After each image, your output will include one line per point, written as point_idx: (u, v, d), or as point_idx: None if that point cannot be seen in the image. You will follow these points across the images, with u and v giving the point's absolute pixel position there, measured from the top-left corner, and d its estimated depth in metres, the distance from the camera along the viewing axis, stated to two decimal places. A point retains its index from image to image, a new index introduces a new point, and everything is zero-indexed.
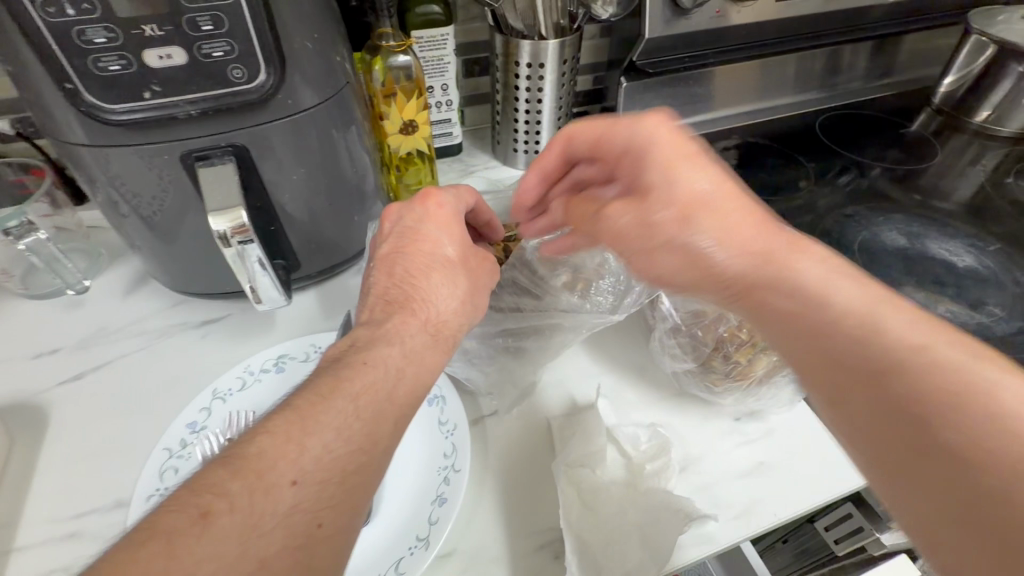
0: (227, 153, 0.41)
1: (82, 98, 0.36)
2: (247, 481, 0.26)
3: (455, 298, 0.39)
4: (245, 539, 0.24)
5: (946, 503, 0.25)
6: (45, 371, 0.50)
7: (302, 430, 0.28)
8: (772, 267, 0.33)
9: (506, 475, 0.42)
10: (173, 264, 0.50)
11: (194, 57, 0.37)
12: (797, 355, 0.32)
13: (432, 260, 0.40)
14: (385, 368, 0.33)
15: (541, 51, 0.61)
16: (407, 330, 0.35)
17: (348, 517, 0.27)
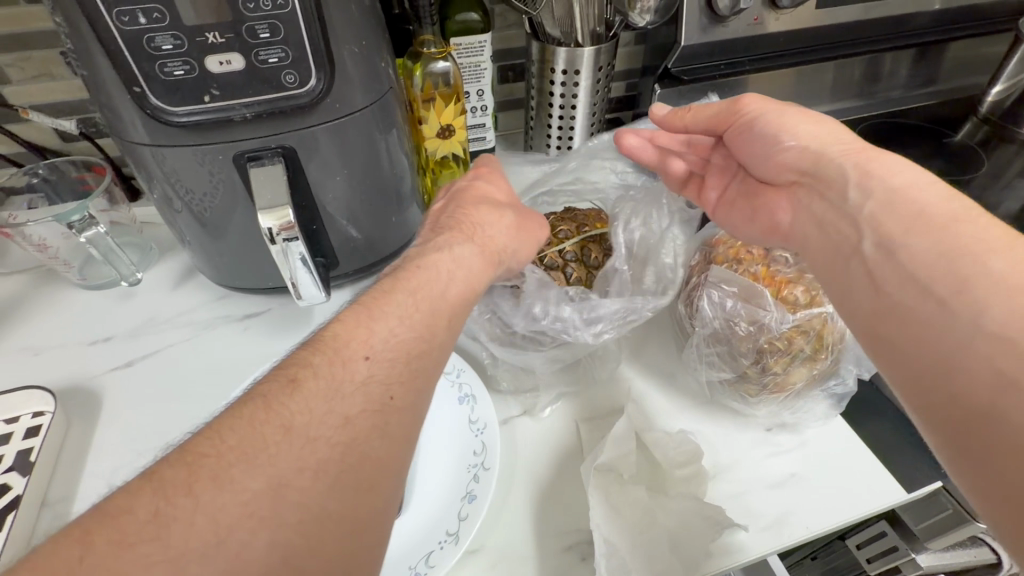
0: (277, 154, 0.43)
1: (148, 101, 0.39)
2: (325, 356, 0.28)
3: (502, 223, 0.42)
4: (330, 399, 0.26)
5: (938, 391, 0.28)
6: (100, 356, 0.53)
7: (368, 317, 0.30)
8: (878, 181, 0.35)
9: (534, 474, 0.42)
10: (220, 258, 0.52)
11: (252, 63, 0.39)
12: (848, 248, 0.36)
13: (477, 200, 0.43)
14: (439, 276, 0.35)
15: (576, 58, 0.62)
16: (461, 242, 0.38)
17: (410, 401, 0.29)
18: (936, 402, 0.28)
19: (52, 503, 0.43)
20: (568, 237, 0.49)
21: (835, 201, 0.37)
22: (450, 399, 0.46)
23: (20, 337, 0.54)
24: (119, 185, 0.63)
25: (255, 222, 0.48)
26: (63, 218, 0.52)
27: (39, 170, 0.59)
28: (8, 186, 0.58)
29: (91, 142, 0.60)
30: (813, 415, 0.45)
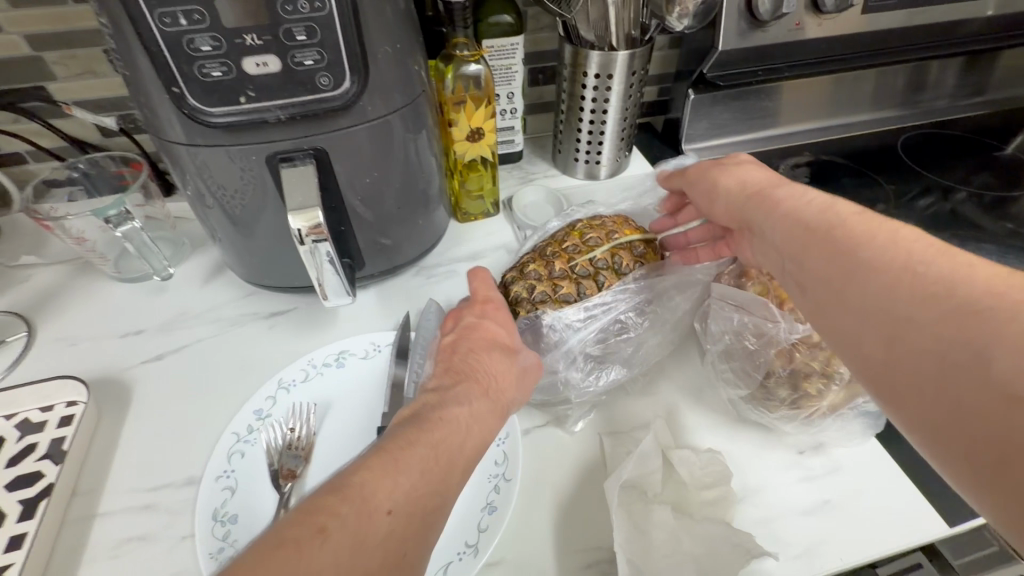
0: (308, 156, 0.44)
1: (185, 101, 0.39)
2: (353, 504, 0.26)
3: (513, 374, 0.40)
4: (353, 555, 0.24)
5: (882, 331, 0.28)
6: (131, 349, 0.54)
7: (393, 469, 0.29)
8: (772, 198, 0.39)
9: (556, 487, 0.41)
10: (249, 256, 0.53)
11: (288, 65, 0.39)
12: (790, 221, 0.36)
13: (494, 341, 0.42)
14: (461, 427, 0.33)
15: (610, 62, 0.61)
16: (478, 395, 0.37)
17: (420, 552, 0.27)
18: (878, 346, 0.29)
19: (80, 493, 0.44)
20: (598, 245, 0.48)
21: (765, 209, 0.39)
22: None
23: (57, 328, 0.56)
24: (155, 181, 0.64)
25: (285, 221, 0.48)
26: (100, 213, 0.54)
27: (79, 164, 0.60)
28: (50, 179, 0.59)
29: (130, 138, 0.61)
30: (851, 440, 0.43)
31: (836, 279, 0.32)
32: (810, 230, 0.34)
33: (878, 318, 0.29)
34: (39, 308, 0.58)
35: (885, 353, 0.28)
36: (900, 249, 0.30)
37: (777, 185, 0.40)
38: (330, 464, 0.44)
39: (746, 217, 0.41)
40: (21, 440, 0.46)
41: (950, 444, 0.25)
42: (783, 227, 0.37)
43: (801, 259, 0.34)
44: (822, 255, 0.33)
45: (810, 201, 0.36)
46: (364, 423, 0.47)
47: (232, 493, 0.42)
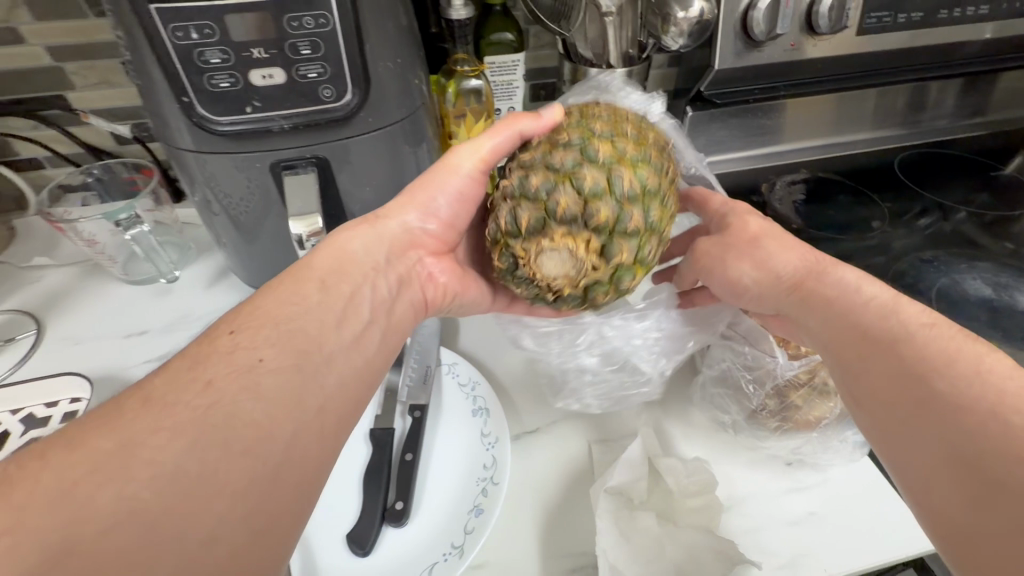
0: (311, 164, 0.45)
1: (195, 110, 0.41)
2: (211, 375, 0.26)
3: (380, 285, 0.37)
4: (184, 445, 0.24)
5: (954, 481, 0.27)
6: (133, 349, 0.55)
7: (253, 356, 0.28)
8: (824, 287, 0.36)
9: (542, 494, 0.42)
10: (252, 260, 0.54)
11: (293, 77, 0.41)
12: (844, 320, 0.35)
13: (403, 234, 0.40)
14: (253, 395, 0.26)
15: None
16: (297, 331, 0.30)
17: (287, 480, 0.26)
18: (954, 495, 0.27)
19: None
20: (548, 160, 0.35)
21: (818, 298, 0.36)
22: (464, 410, 0.46)
23: (65, 327, 0.57)
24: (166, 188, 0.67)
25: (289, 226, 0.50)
26: (111, 216, 0.56)
27: (94, 170, 0.63)
28: (65, 184, 0.62)
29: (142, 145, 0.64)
30: (839, 455, 0.43)
31: (904, 412, 0.30)
32: (873, 340, 0.33)
33: (952, 457, 0.28)
34: (49, 308, 0.59)
35: (962, 510, 0.27)
36: (992, 391, 0.28)
37: (827, 269, 0.37)
38: None
39: (788, 310, 0.39)
40: (25, 433, 0.48)
41: None
42: (834, 325, 0.35)
43: (851, 374, 0.33)
44: (897, 380, 0.31)
45: (874, 298, 0.34)
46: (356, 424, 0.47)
47: None
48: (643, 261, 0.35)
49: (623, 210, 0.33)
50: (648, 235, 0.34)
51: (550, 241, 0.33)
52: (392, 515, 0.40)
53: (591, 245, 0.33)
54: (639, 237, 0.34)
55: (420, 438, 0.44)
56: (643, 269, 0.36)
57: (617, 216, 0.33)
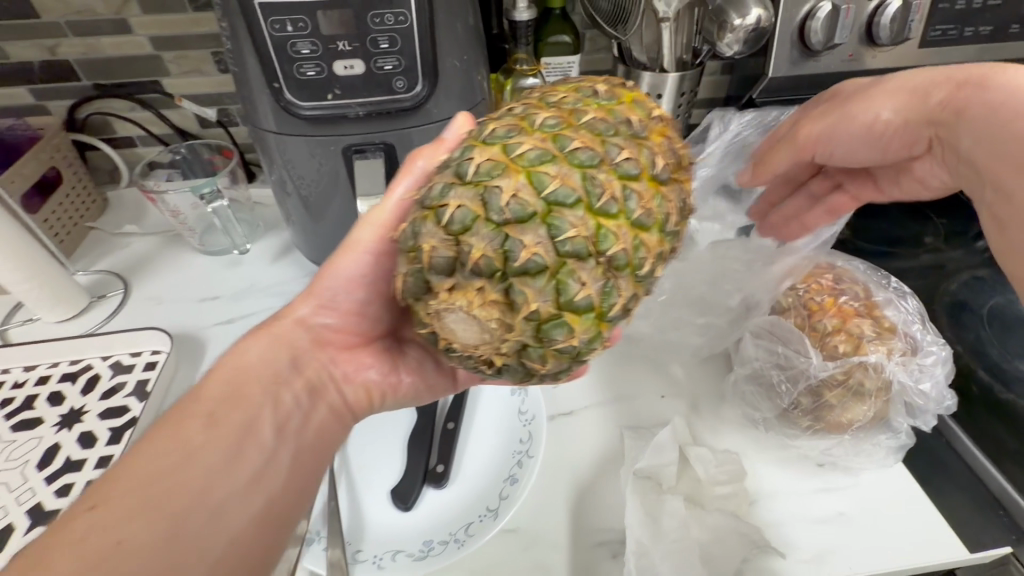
0: (379, 150, 0.49)
1: (283, 95, 0.45)
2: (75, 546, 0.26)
3: (293, 398, 0.36)
4: None
5: None
6: (206, 312, 0.61)
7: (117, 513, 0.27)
8: (971, 104, 0.34)
9: (574, 469, 0.44)
10: (316, 239, 0.59)
11: (371, 69, 0.44)
12: (983, 139, 0.34)
13: (303, 334, 0.38)
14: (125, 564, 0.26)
15: (661, 83, 0.64)
16: (177, 470, 0.30)
17: None
18: None
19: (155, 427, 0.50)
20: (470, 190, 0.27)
21: (962, 118, 0.35)
22: (503, 389, 0.49)
23: (147, 289, 0.64)
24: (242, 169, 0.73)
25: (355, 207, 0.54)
26: (196, 190, 0.62)
27: (181, 149, 0.69)
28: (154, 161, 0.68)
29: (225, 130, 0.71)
30: (872, 459, 0.43)
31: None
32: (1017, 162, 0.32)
33: None
34: (135, 270, 0.66)
35: None
36: None
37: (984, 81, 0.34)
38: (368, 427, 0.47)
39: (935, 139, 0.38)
40: (112, 378, 0.54)
41: None
42: (979, 145, 0.34)
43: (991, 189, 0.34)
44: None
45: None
46: None
47: None
48: (577, 305, 0.25)
49: (508, 237, 0.25)
50: (574, 265, 0.25)
51: (458, 305, 0.26)
52: (434, 476, 0.43)
53: (487, 295, 0.25)
54: (548, 275, 0.25)
55: (461, 409, 0.48)
56: (588, 318, 0.26)
57: (501, 251, 0.25)
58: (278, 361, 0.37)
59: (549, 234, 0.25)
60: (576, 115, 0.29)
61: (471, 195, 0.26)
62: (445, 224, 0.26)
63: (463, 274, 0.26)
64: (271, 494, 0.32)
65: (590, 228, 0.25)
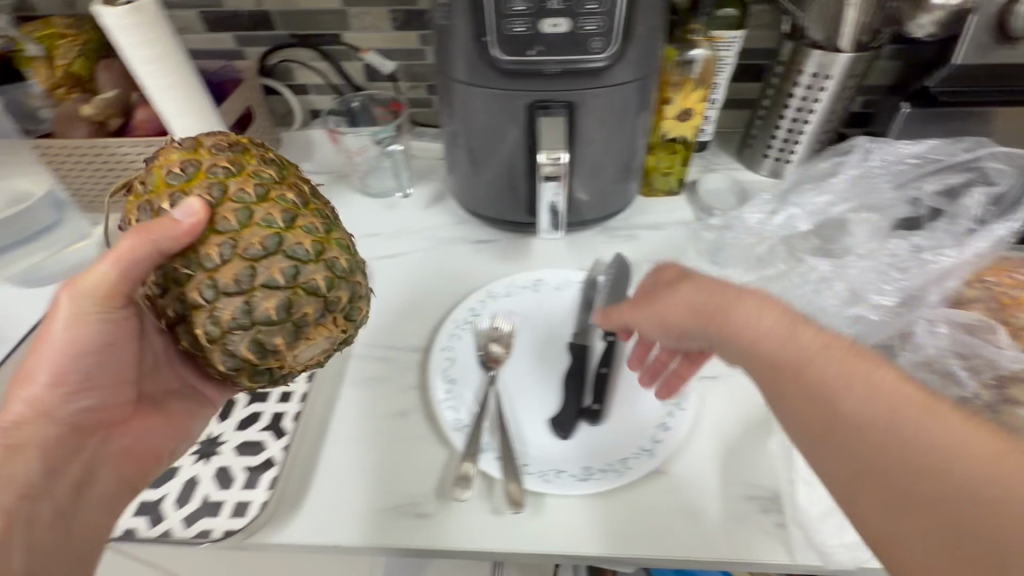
0: (563, 107, 0.52)
1: (488, 48, 0.49)
2: None
3: (39, 462, 0.38)
4: None
5: None
6: (372, 245, 0.67)
7: None
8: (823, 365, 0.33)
9: (718, 430, 0.46)
10: (477, 191, 0.64)
11: (574, 28, 0.47)
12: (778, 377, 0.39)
13: (56, 420, 0.39)
14: None
15: (831, 63, 0.62)
16: None
17: None
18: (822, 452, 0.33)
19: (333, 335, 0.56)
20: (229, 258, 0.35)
21: None
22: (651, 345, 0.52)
23: None
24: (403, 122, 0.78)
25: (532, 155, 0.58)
26: (376, 134, 0.69)
27: (356, 98, 0.76)
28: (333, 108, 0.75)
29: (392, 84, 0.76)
30: None
31: None
32: None
33: (874, 475, 0.30)
34: None
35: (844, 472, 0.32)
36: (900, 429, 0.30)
37: None
38: (524, 363, 0.53)
39: None
40: None
41: (869, 528, 0.30)
42: None
43: None
44: None
45: None
46: (552, 337, 0.55)
47: (451, 363, 0.51)
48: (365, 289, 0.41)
49: (332, 279, 0.36)
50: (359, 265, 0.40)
51: (305, 342, 0.37)
52: (589, 413, 0.47)
53: (327, 322, 0.38)
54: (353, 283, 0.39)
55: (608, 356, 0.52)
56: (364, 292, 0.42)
57: (332, 290, 0.37)
58: (24, 430, 0.38)
59: (331, 267, 0.37)
60: (160, 173, 0.36)
61: (240, 268, 0.35)
62: (233, 290, 0.35)
63: (263, 322, 0.35)
64: (76, 538, 0.38)
65: (316, 245, 0.36)
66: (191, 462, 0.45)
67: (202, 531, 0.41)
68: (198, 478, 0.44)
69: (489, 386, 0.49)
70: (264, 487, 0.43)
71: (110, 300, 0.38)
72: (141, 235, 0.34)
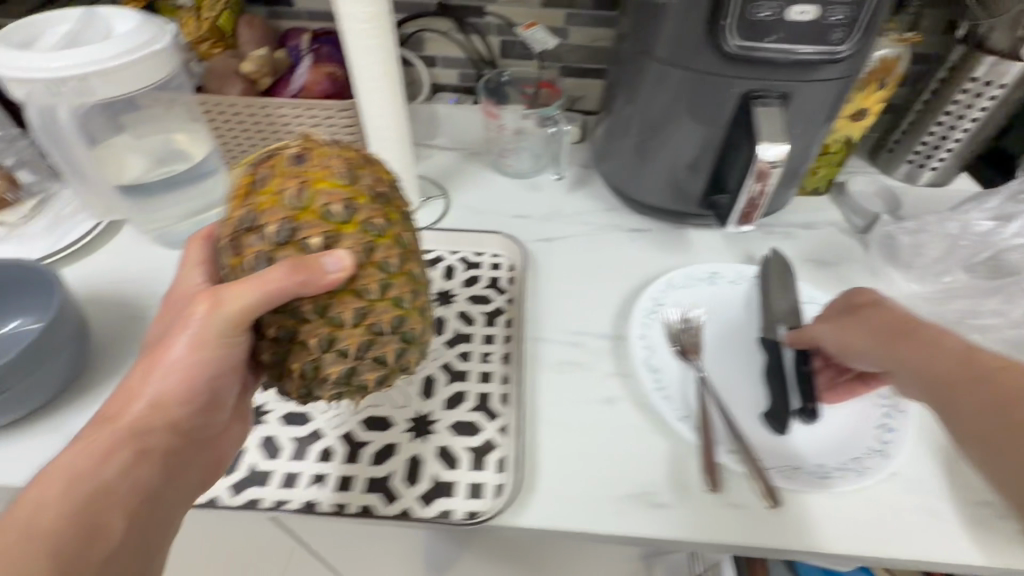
0: (778, 98, 0.51)
1: (724, 32, 0.46)
2: None
3: (152, 465, 0.36)
4: None
5: None
6: (524, 227, 0.65)
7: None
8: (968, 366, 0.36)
9: (934, 434, 0.46)
10: (645, 177, 0.63)
11: (822, 17, 0.45)
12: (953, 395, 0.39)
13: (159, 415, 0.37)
14: None
15: (1001, 71, 0.62)
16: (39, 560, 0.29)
17: None
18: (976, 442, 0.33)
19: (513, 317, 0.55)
20: (345, 317, 0.35)
21: None
22: None
23: (463, 200, 0.69)
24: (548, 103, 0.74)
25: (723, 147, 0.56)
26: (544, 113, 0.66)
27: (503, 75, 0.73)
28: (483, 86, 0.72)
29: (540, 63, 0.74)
30: None
31: None
32: None
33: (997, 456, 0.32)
34: (448, 180, 0.71)
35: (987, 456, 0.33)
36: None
37: None
38: (717, 356, 0.52)
39: None
40: (466, 270, 0.59)
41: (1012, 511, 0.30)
42: None
43: None
44: None
45: None
46: (739, 331, 0.54)
47: (651, 352, 0.51)
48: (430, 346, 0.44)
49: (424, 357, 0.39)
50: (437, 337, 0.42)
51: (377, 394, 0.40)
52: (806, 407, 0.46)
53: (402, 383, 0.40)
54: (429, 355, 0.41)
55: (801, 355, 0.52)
56: None
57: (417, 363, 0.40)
58: (154, 433, 0.36)
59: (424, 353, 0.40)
60: (318, 199, 0.35)
61: (363, 337, 0.36)
62: (347, 354, 0.36)
63: (355, 386, 0.38)
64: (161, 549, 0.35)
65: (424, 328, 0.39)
66: (409, 441, 0.44)
67: (444, 512, 0.40)
68: (420, 457, 0.43)
69: (700, 380, 0.48)
70: (493, 469, 0.42)
71: (235, 328, 0.36)
72: (289, 273, 0.33)
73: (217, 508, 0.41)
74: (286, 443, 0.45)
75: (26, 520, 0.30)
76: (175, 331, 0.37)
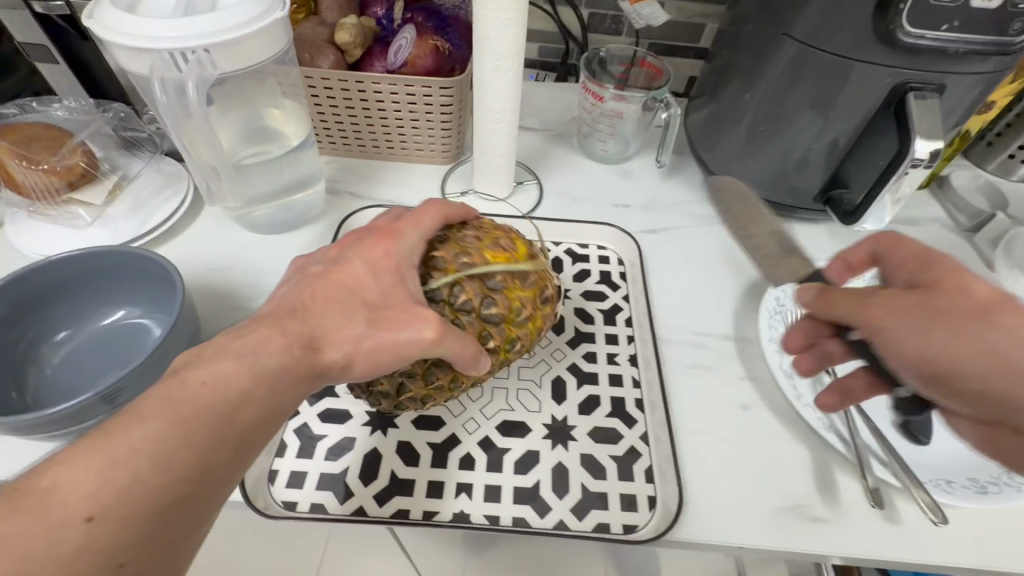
0: (934, 91, 0.46)
1: (898, 18, 0.41)
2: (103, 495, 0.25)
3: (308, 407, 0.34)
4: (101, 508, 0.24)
5: None
6: (625, 217, 0.63)
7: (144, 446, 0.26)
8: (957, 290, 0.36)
9: None
10: (757, 169, 0.59)
11: (1008, 4, 0.40)
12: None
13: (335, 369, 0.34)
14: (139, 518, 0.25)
15: None
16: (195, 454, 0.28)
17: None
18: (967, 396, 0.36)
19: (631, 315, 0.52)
20: (431, 372, 0.37)
21: None
22: None
23: (556, 185, 0.66)
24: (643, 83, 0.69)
25: (854, 142, 0.52)
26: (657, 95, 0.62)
27: (599, 52, 0.68)
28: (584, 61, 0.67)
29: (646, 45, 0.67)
30: None
31: None
32: None
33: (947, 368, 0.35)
34: (538, 164, 0.68)
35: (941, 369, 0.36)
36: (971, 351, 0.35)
37: None
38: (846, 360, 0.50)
39: None
40: (575, 263, 0.57)
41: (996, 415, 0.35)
42: None
43: None
44: None
45: None
46: None
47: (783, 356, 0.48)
48: None
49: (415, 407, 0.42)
50: None
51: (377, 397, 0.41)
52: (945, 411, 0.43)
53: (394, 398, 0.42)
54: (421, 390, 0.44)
55: None
56: None
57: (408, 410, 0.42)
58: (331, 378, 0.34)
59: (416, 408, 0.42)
60: (518, 309, 0.39)
61: (417, 390, 0.38)
62: (400, 390, 0.38)
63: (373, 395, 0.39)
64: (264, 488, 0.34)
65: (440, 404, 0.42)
66: (550, 448, 0.42)
67: (600, 525, 0.39)
68: (565, 466, 0.41)
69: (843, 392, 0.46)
70: (641, 480, 0.41)
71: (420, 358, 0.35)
72: (467, 350, 0.35)
73: (366, 520, 0.38)
74: (424, 449, 0.42)
75: (221, 425, 0.29)
76: (409, 306, 0.35)
